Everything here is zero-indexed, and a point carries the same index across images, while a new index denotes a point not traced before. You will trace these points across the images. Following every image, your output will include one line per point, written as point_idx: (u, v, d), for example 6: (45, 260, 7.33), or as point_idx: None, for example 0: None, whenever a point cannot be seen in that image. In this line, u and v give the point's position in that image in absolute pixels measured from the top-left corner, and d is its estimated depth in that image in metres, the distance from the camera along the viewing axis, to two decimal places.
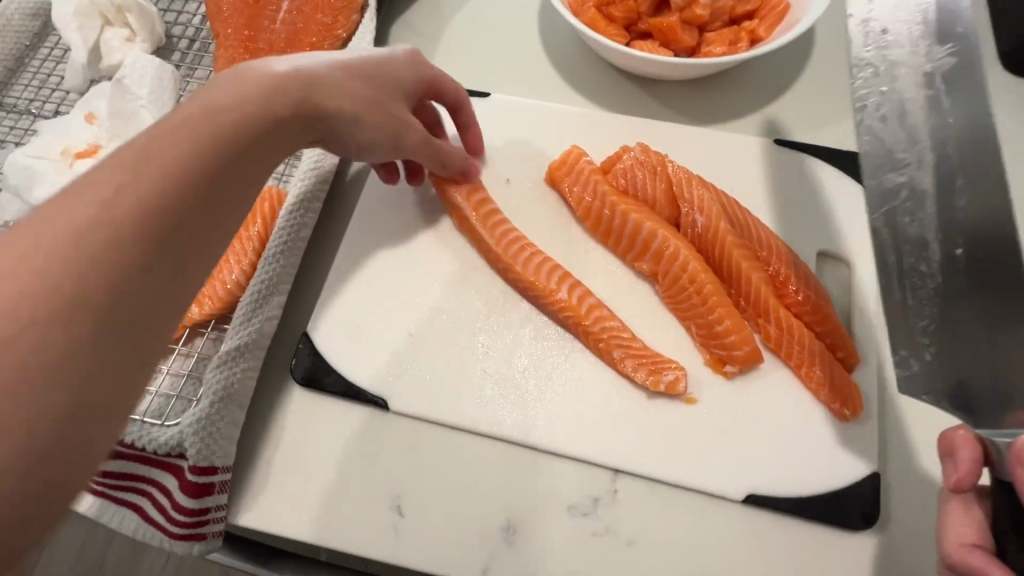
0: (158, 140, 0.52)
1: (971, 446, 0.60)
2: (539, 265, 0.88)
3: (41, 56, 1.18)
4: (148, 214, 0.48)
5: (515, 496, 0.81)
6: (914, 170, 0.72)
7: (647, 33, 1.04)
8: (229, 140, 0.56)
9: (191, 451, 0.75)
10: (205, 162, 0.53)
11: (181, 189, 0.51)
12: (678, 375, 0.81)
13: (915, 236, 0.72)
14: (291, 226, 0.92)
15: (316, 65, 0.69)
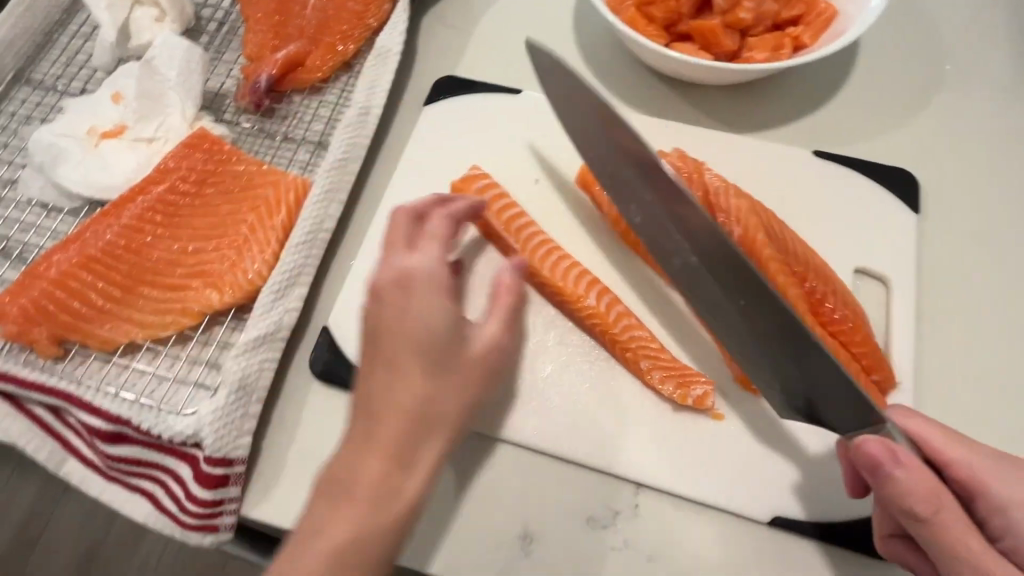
0: (342, 511, 0.58)
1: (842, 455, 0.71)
2: (568, 268, 0.86)
3: (69, 33, 1.17)
4: (364, 526, 0.58)
5: (533, 505, 0.79)
6: (684, 253, 0.79)
7: (687, 35, 1.01)
8: (391, 431, 0.60)
9: (208, 441, 0.76)
10: (387, 472, 0.59)
11: (376, 516, 0.58)
12: (706, 390, 0.79)
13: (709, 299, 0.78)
14: (315, 218, 0.90)
15: (387, 286, 0.67)
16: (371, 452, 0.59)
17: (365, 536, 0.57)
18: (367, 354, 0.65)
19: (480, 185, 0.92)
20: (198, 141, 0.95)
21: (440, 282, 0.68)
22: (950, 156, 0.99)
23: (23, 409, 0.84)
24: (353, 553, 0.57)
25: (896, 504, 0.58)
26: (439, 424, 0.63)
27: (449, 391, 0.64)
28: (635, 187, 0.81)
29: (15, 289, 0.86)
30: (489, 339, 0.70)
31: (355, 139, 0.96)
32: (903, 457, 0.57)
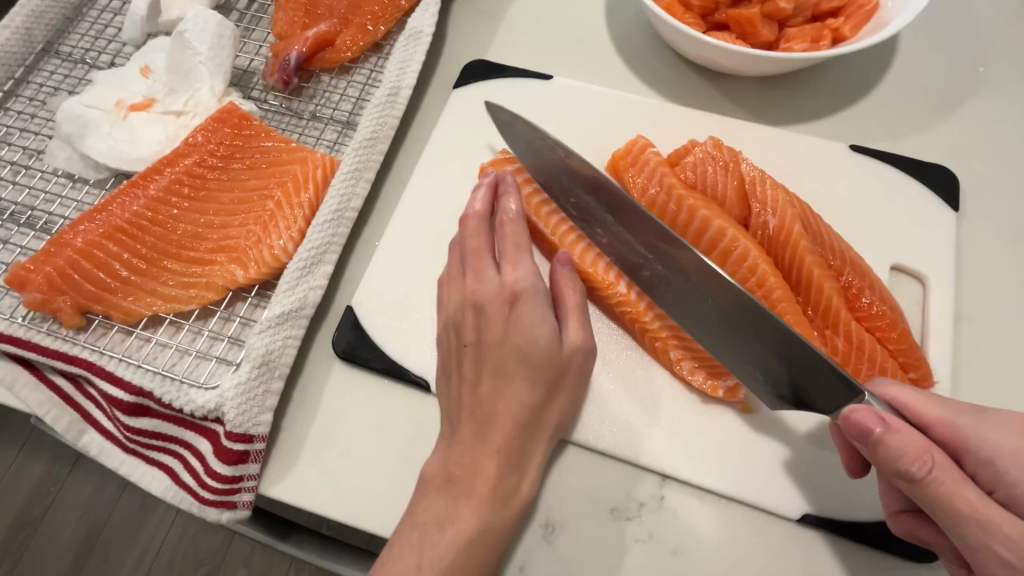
0: (454, 503, 0.65)
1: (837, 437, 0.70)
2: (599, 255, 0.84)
3: (99, 7, 1.17)
4: (481, 518, 0.65)
5: (556, 493, 0.77)
6: (650, 263, 0.79)
7: (723, 25, 1.00)
8: (495, 429, 0.68)
9: (230, 416, 0.74)
10: (495, 469, 0.67)
11: (489, 509, 0.66)
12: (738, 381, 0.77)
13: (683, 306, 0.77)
14: (342, 196, 0.89)
15: (490, 300, 0.75)
16: (486, 454, 0.67)
17: (484, 530, 0.65)
18: (474, 365, 0.73)
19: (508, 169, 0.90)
20: (226, 116, 0.94)
21: (538, 298, 0.75)
22: (990, 157, 0.97)
23: (45, 378, 0.84)
24: (477, 544, 0.64)
25: (891, 471, 0.55)
26: (540, 426, 0.71)
27: (547, 397, 0.71)
28: (591, 208, 0.84)
29: (39, 257, 0.85)
30: (578, 342, 0.74)
31: (384, 118, 0.95)
32: (888, 419, 0.55)
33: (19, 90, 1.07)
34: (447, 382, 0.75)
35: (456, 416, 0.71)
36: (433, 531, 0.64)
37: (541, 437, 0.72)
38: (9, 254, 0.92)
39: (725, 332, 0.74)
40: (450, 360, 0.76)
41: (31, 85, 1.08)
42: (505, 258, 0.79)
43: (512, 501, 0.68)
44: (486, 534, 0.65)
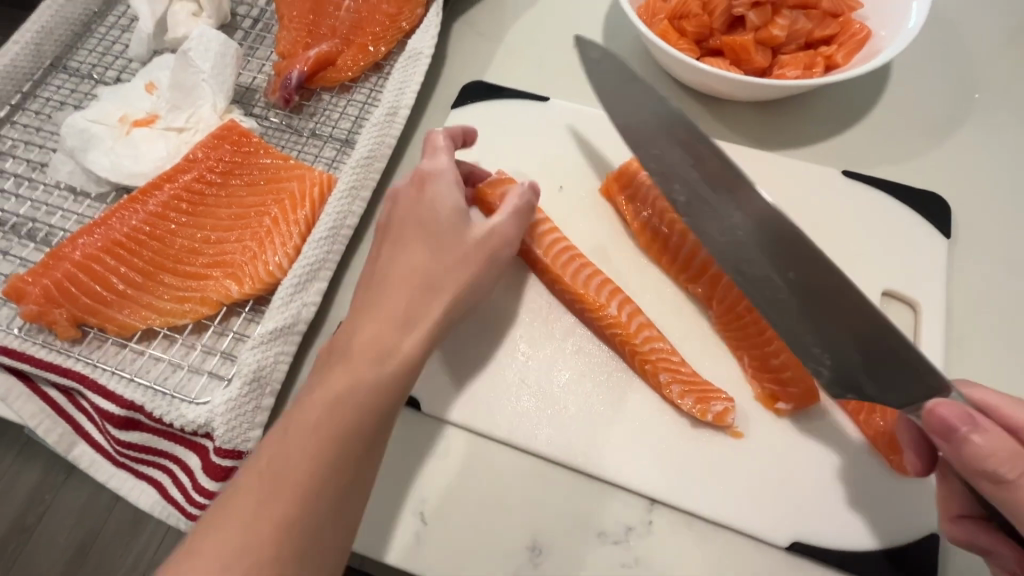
0: (313, 382, 0.63)
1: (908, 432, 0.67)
2: (597, 277, 0.84)
3: (107, 24, 1.19)
4: (334, 392, 0.61)
5: (544, 516, 0.77)
6: (731, 228, 0.75)
7: (718, 51, 1.01)
8: (373, 305, 0.67)
9: (219, 432, 0.75)
10: (360, 344, 0.64)
11: (340, 384, 0.61)
12: (727, 406, 0.77)
13: (760, 274, 0.73)
14: (339, 213, 0.90)
15: (402, 193, 0.77)
16: (357, 327, 0.65)
17: (357, 381, 0.62)
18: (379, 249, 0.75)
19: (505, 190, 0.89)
20: (226, 133, 0.96)
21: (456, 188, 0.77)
22: (982, 184, 0.98)
23: (38, 390, 0.84)
24: (344, 395, 0.61)
25: (975, 470, 0.55)
26: (431, 294, 0.69)
27: (430, 279, 0.69)
28: (676, 167, 0.78)
29: (37, 269, 0.86)
30: (496, 232, 0.75)
31: (382, 137, 0.97)
32: (977, 417, 0.54)
33: (26, 103, 1.10)
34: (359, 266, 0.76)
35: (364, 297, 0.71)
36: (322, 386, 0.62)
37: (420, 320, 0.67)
38: (8, 266, 0.93)
39: (802, 310, 0.71)
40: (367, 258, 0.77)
41: (38, 99, 1.10)
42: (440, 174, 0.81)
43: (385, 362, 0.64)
44: (356, 388, 0.62)
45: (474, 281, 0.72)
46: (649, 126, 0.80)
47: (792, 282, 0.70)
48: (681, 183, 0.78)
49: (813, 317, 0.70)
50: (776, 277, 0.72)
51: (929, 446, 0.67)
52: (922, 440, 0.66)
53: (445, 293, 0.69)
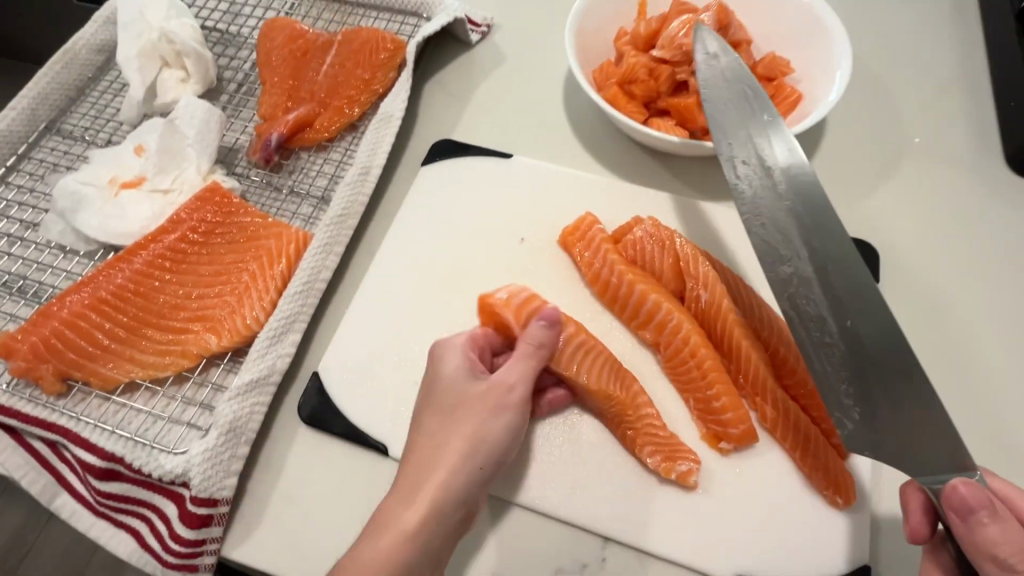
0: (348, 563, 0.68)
1: (916, 499, 0.70)
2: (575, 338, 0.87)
3: (101, 88, 1.28)
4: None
5: (504, 556, 0.81)
6: (799, 262, 0.81)
7: (665, 111, 1.11)
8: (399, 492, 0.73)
9: (195, 482, 0.79)
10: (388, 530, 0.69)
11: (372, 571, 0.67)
12: (692, 467, 0.82)
13: (815, 313, 0.78)
14: (313, 268, 0.96)
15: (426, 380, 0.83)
16: (386, 516, 0.71)
17: (423, 540, 0.69)
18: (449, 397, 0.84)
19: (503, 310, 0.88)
20: (209, 195, 1.02)
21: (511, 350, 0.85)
22: (909, 230, 1.06)
23: (24, 442, 0.89)
24: (419, 544, 0.69)
25: (975, 551, 0.59)
26: (479, 442, 0.75)
27: (443, 469, 0.73)
28: (760, 198, 0.84)
29: (26, 327, 0.91)
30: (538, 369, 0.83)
31: (355, 196, 1.04)
32: (995, 505, 0.59)
33: (20, 164, 1.16)
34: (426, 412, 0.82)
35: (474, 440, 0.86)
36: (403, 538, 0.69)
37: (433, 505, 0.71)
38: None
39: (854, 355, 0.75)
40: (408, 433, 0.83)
41: (32, 161, 1.17)
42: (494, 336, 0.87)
43: (449, 508, 0.72)
44: (429, 536, 0.70)
45: (489, 453, 0.75)
46: (751, 148, 0.86)
47: (846, 329, 0.76)
48: (772, 206, 0.83)
49: (857, 363, 0.75)
50: (830, 319, 0.77)
51: (930, 514, 0.69)
52: (925, 505, 0.69)
53: (496, 443, 0.76)
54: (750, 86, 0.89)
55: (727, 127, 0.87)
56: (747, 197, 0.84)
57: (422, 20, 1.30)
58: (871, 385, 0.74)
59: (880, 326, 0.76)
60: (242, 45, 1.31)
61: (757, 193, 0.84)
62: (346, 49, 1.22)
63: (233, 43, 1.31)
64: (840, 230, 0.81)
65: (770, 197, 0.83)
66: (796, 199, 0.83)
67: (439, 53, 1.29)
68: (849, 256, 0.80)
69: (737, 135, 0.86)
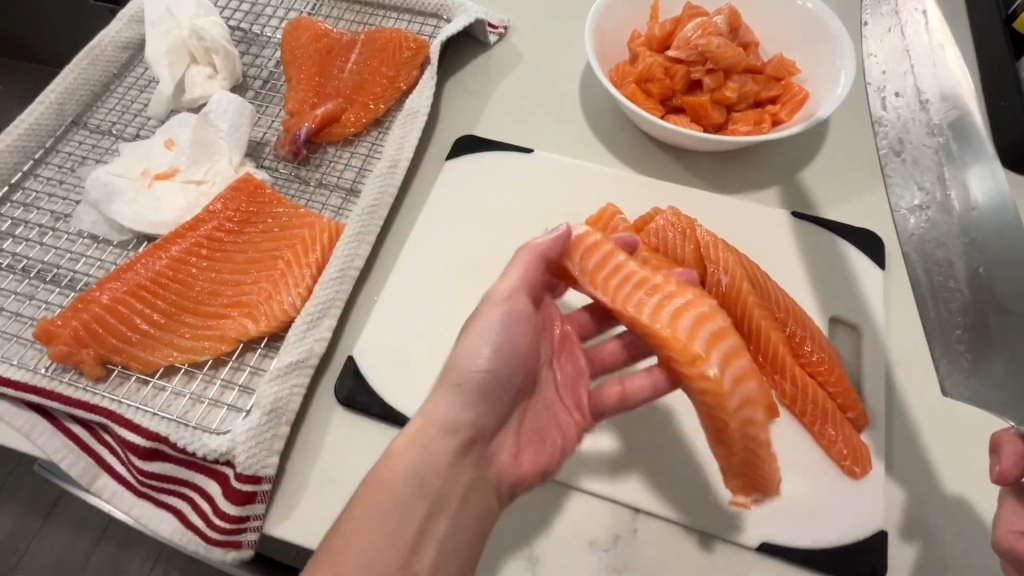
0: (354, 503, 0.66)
1: (1014, 444, 0.71)
2: (594, 249, 0.78)
3: (126, 84, 1.30)
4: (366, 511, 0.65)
5: (537, 529, 0.84)
6: (937, 206, 0.81)
7: (680, 108, 1.16)
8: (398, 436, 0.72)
9: (241, 459, 0.82)
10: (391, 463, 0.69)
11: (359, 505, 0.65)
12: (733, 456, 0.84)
13: (943, 259, 0.78)
14: (347, 255, 0.99)
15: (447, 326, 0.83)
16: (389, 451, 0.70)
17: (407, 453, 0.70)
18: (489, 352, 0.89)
19: (586, 253, 0.78)
20: (242, 185, 1.06)
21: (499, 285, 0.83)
22: None
23: (62, 426, 0.90)
24: (417, 476, 0.69)
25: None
26: (452, 370, 0.75)
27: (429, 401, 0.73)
28: (910, 130, 0.83)
29: (66, 313, 0.93)
30: (496, 300, 0.78)
31: (385, 187, 1.07)
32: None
33: (49, 157, 1.18)
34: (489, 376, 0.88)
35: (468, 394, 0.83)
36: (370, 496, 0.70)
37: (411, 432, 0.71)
38: (33, 309, 0.99)
39: (980, 301, 0.76)
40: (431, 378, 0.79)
41: (59, 154, 1.19)
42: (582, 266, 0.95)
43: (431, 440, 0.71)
44: (429, 484, 0.69)
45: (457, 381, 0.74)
46: (905, 84, 0.85)
47: (975, 275, 0.77)
48: (920, 140, 0.83)
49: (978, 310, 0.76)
50: (959, 265, 0.78)
51: None
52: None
53: (467, 371, 0.74)
54: (924, 17, 0.88)
55: (883, 55, 0.87)
56: (901, 131, 0.83)
57: (441, 22, 1.34)
58: (976, 336, 0.75)
59: (1008, 276, 0.77)
60: (266, 43, 1.34)
61: (914, 128, 0.83)
62: (370, 48, 1.26)
63: (257, 42, 1.34)
64: (989, 171, 0.81)
65: (925, 134, 0.83)
66: (946, 137, 0.83)
67: (459, 53, 1.34)
68: (998, 203, 0.80)
69: (896, 66, 0.86)
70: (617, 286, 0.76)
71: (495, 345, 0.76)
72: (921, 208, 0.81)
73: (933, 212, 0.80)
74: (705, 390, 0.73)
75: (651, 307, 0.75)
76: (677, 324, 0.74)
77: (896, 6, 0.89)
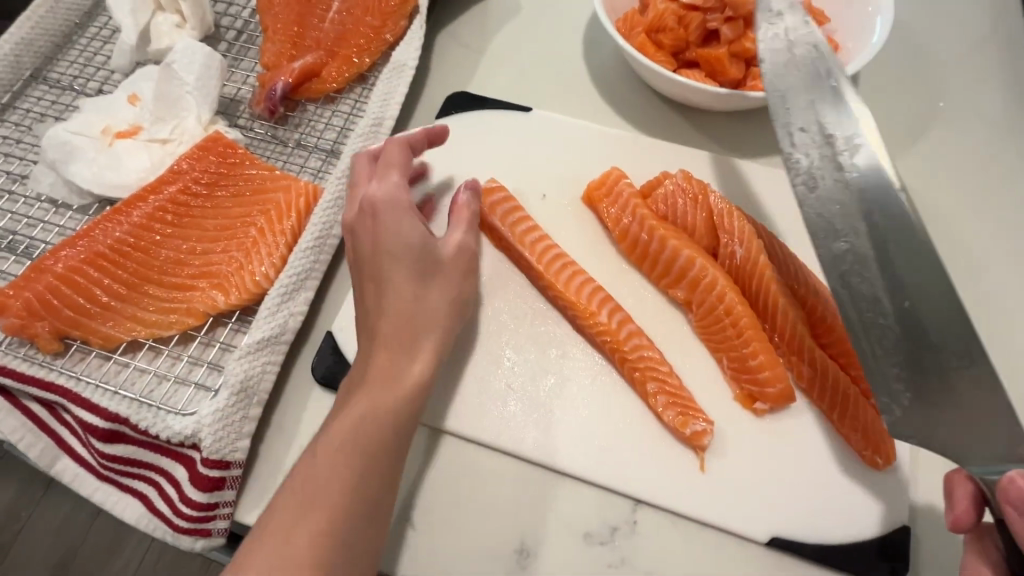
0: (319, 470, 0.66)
1: (965, 486, 0.63)
2: (511, 202, 0.93)
3: (88, 35, 1.19)
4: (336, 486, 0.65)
5: (529, 519, 0.78)
6: (856, 236, 0.73)
7: (694, 63, 1.05)
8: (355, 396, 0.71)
9: (206, 443, 0.75)
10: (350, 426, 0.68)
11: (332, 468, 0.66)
12: (706, 426, 0.78)
13: (869, 294, 0.71)
14: (325, 223, 0.91)
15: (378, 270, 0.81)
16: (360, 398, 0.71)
17: (375, 414, 0.70)
18: (358, 277, 0.81)
19: (505, 208, 0.92)
20: (211, 144, 0.96)
21: (399, 207, 0.82)
22: (948, 191, 1.03)
23: (21, 405, 0.83)
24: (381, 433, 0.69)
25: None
26: (412, 325, 0.76)
27: (389, 359, 0.74)
28: (809, 149, 0.76)
29: (17, 283, 0.86)
30: (453, 243, 0.84)
31: (367, 147, 0.98)
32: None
33: (5, 115, 1.08)
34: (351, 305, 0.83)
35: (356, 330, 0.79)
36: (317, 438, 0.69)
37: (373, 389, 0.71)
38: None
39: (908, 340, 0.68)
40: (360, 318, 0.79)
41: (17, 111, 1.09)
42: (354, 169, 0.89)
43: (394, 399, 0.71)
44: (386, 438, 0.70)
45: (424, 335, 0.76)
46: (811, 117, 0.78)
47: (902, 309, 0.69)
48: (830, 176, 0.75)
49: None
50: (886, 299, 0.70)
51: (979, 503, 0.62)
52: (976, 495, 0.62)
53: (431, 324, 0.77)
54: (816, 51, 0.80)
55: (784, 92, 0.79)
56: (807, 170, 0.76)
57: None
58: (920, 372, 0.68)
59: (942, 312, 0.68)
60: None
61: (822, 166, 0.76)
62: None
63: None
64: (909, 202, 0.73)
65: (831, 171, 0.76)
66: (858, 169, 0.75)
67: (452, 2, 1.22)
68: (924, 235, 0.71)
69: (798, 101, 0.78)
70: (539, 251, 0.89)
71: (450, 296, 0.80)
72: (836, 244, 0.73)
73: (851, 246, 0.73)
74: (632, 353, 0.82)
75: (562, 267, 0.88)
76: (587, 285, 0.86)
77: (789, 38, 0.81)
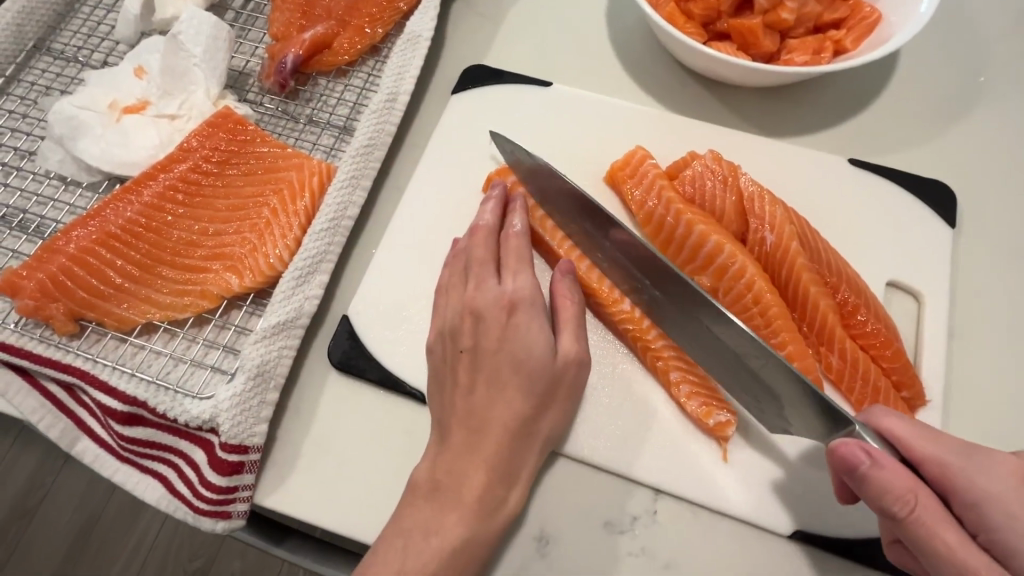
0: (430, 547, 0.65)
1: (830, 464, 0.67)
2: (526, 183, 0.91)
3: (92, 2, 1.14)
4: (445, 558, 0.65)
5: (549, 507, 0.77)
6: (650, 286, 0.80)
7: (726, 34, 0.99)
8: (461, 464, 0.69)
9: (225, 428, 0.75)
10: (463, 504, 0.67)
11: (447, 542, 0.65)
12: (730, 418, 0.76)
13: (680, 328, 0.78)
14: (339, 204, 0.88)
15: (483, 333, 0.77)
16: (473, 464, 0.69)
17: (483, 497, 0.68)
18: (469, 372, 0.75)
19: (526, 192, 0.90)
20: (221, 121, 0.93)
21: (536, 309, 0.78)
22: (990, 173, 0.98)
23: (39, 385, 0.82)
24: (488, 513, 0.69)
25: (878, 506, 0.55)
26: (533, 415, 0.73)
27: (506, 447, 0.70)
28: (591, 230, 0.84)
29: (30, 263, 0.84)
30: (574, 354, 0.77)
31: (381, 124, 0.94)
32: (875, 455, 0.55)
33: (10, 87, 1.05)
34: (441, 392, 0.76)
35: (446, 424, 0.73)
36: (400, 544, 0.65)
37: (480, 465, 0.69)
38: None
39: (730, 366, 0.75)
40: (447, 367, 0.77)
41: (21, 84, 1.06)
42: (472, 241, 0.84)
43: (503, 485, 0.70)
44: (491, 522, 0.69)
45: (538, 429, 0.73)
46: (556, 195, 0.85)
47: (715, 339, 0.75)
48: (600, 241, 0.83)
49: None
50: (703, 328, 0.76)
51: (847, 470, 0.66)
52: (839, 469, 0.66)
53: (545, 414, 0.74)
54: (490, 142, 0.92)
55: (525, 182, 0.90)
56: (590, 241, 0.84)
57: None
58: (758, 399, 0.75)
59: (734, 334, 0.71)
60: None
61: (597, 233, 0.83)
62: None
63: None
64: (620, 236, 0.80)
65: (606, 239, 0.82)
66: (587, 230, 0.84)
67: None
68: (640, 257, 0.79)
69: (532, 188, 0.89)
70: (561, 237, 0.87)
71: (565, 381, 0.76)
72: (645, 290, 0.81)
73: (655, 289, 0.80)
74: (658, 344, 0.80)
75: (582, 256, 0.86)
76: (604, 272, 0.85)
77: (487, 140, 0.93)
